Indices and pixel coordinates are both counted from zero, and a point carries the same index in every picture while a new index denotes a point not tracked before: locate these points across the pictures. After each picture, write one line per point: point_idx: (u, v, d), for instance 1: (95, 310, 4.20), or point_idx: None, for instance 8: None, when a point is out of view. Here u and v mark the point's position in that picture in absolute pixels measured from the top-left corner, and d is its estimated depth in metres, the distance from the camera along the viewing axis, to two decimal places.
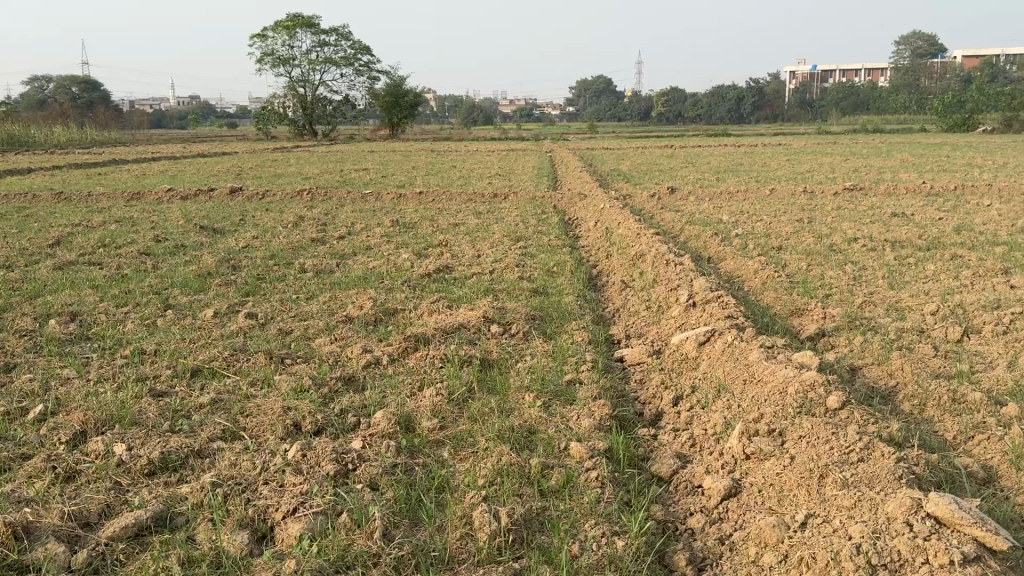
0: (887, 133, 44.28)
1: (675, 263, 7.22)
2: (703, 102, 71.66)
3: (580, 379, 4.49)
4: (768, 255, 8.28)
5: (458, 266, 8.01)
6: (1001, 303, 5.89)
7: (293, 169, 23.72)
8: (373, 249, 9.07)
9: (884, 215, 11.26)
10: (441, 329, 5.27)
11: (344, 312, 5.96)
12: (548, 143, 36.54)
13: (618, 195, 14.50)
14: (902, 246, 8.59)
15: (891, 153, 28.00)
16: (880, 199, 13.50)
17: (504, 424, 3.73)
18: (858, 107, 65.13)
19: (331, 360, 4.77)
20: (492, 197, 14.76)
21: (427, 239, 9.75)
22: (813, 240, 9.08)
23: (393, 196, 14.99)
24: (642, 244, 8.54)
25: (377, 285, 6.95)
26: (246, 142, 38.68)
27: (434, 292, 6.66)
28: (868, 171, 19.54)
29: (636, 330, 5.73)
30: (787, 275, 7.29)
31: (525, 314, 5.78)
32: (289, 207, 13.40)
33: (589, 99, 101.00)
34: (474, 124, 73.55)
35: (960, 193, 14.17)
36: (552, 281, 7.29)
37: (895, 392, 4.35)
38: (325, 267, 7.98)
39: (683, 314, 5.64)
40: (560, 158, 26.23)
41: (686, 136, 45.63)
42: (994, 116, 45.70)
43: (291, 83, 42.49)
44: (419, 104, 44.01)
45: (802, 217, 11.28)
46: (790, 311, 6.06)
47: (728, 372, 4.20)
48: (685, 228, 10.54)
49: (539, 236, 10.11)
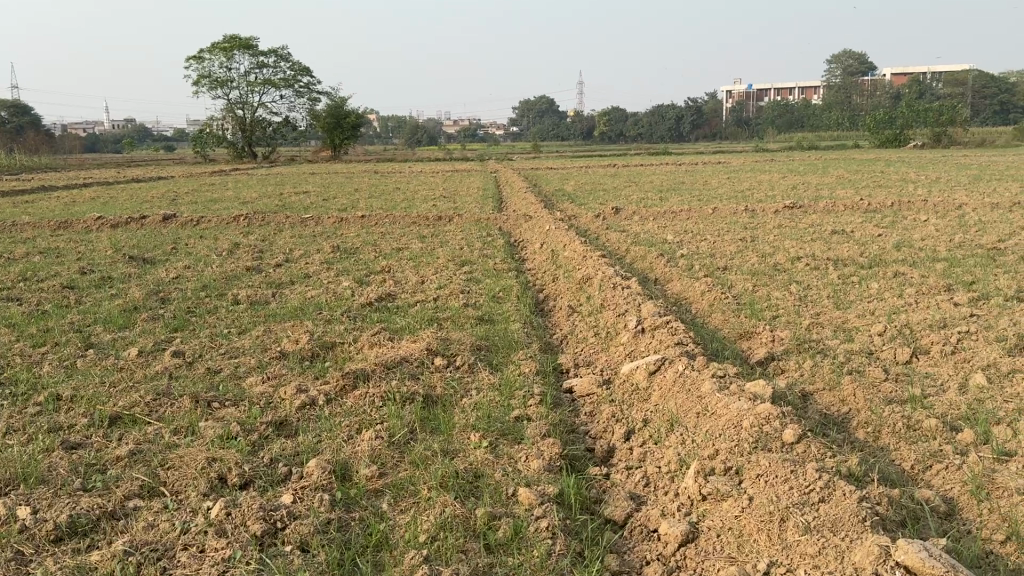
0: (822, 150, 45.40)
1: (621, 287, 7.10)
2: (645, 121, 72.65)
3: (527, 415, 4.30)
4: (714, 276, 8.23)
5: (400, 293, 7.78)
6: (946, 322, 5.88)
7: (232, 193, 23.20)
8: (312, 277, 8.78)
9: (825, 233, 11.36)
10: (382, 363, 5.03)
11: (278, 347, 5.68)
12: (493, 163, 36.49)
13: (563, 216, 14.42)
14: (845, 264, 8.63)
15: (828, 170, 28.58)
16: (820, 216, 13.65)
17: (447, 468, 3.51)
18: (793, 125, 66.75)
19: (261, 403, 4.53)
20: (435, 219, 14.55)
21: (368, 266, 9.49)
22: (758, 260, 9.07)
23: (334, 221, 14.67)
24: (588, 267, 8.42)
25: (315, 316, 6.68)
26: (183, 166, 37.83)
27: (374, 322, 6.42)
28: (807, 188, 19.87)
29: (585, 358, 5.57)
30: (734, 296, 7.23)
31: (470, 344, 5.58)
32: (225, 233, 13.01)
33: (532, 119, 101.67)
34: (418, 144, 73.30)
35: (897, 209, 14.43)
36: (497, 308, 7.10)
37: (849, 419, 4.24)
38: (261, 298, 7.68)
39: (632, 340, 5.49)
40: (505, 179, 26.20)
41: (629, 154, 46.06)
42: (923, 132, 47.20)
43: (230, 106, 41.77)
44: (362, 125, 43.65)
45: (745, 235, 11.32)
46: (739, 334, 5.97)
47: (681, 404, 4.05)
48: (630, 249, 10.47)
49: (484, 259, 9.93)
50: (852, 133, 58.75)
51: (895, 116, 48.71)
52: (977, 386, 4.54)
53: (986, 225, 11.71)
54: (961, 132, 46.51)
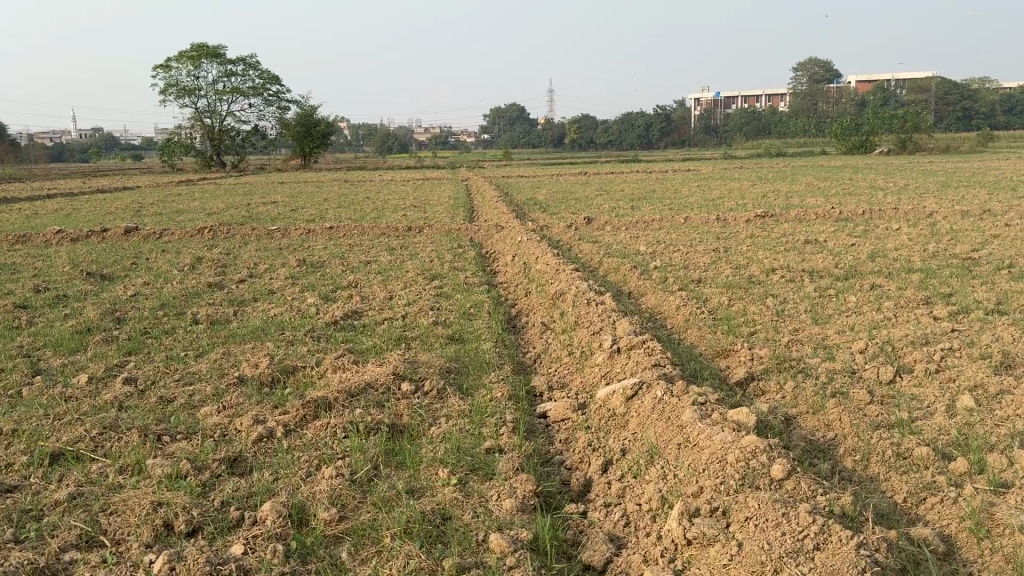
0: (790, 157, 45.83)
1: (595, 302, 6.90)
2: (615, 129, 72.91)
3: (498, 445, 4.07)
4: (689, 289, 8.06)
5: (367, 310, 7.51)
6: (928, 338, 5.74)
7: (197, 204, 22.70)
8: (276, 293, 8.48)
9: (799, 243, 11.27)
10: (345, 390, 4.76)
11: (235, 372, 5.38)
12: (463, 171, 36.30)
13: (535, 226, 14.22)
14: (821, 276, 8.51)
15: (798, 177, 28.73)
16: (793, 224, 13.59)
17: (412, 511, 3.27)
18: (761, 132, 67.35)
19: (214, 437, 4.26)
20: (405, 230, 14.28)
21: (335, 280, 9.20)
22: (733, 272, 8.93)
23: (302, 232, 14.34)
24: (561, 280, 8.21)
25: (277, 336, 6.39)
26: (149, 176, 37.17)
27: (339, 342, 6.15)
28: (777, 196, 19.88)
29: (559, 380, 5.34)
30: (710, 310, 7.05)
31: (439, 366, 5.33)
32: (188, 247, 12.63)
33: (503, 127, 101.69)
34: (389, 152, 72.82)
35: (868, 218, 14.41)
36: (467, 326, 6.86)
37: (835, 446, 4.07)
38: (221, 317, 7.37)
39: (608, 360, 5.27)
40: (476, 188, 25.96)
41: (600, 161, 46.08)
42: (889, 138, 47.80)
43: (197, 114, 41.16)
44: (331, 133, 43.21)
45: (719, 246, 11.19)
46: (717, 351, 5.78)
47: (660, 433, 3.83)
48: (603, 261, 10.28)
49: (454, 273, 9.68)
50: (820, 140, 59.39)
51: (861, 123, 49.32)
52: (965, 408, 4.39)
53: (958, 234, 11.69)
54: (926, 138, 47.19)
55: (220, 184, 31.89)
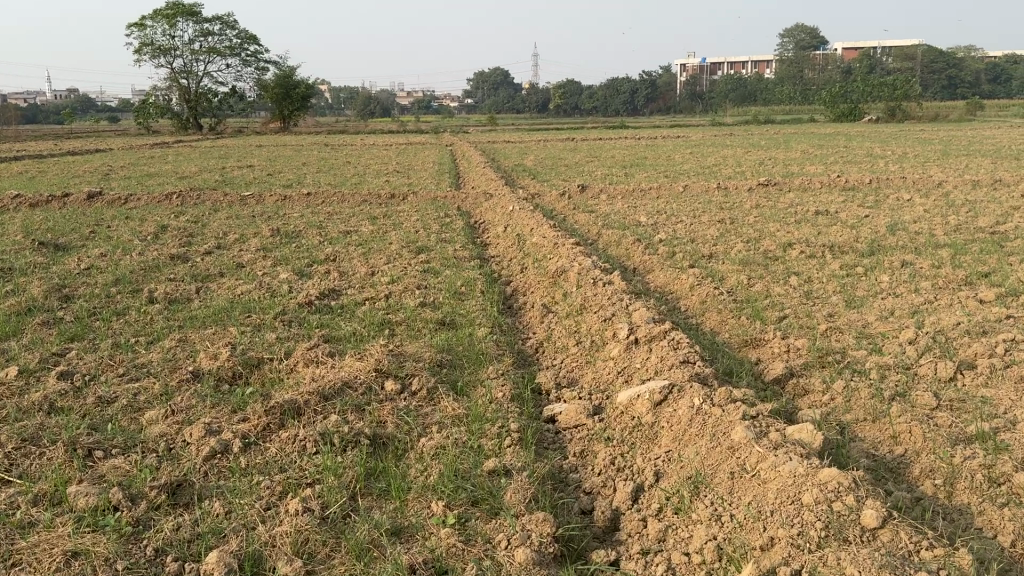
0: (779, 125, 45.04)
1: (603, 282, 6.16)
2: (601, 94, 71.80)
3: (503, 465, 3.35)
4: (702, 266, 7.34)
5: (346, 288, 6.74)
6: (983, 326, 5.07)
7: (169, 168, 21.66)
8: (245, 267, 7.69)
9: (808, 214, 10.56)
10: (317, 390, 4.02)
11: (189, 367, 4.61)
12: (448, 136, 35.28)
13: (526, 194, 13.43)
14: (843, 251, 7.81)
15: (791, 144, 28.00)
16: (797, 194, 12.88)
17: (399, 568, 2.54)
18: (748, 98, 66.46)
19: (156, 454, 3.51)
20: (388, 198, 13.44)
21: (312, 253, 8.40)
22: (746, 246, 8.22)
23: (277, 199, 13.45)
24: (560, 256, 7.46)
25: (243, 319, 5.63)
26: (124, 137, 35.92)
27: (313, 327, 5.39)
28: (774, 164, 19.15)
29: (568, 376, 4.62)
30: (729, 291, 6.34)
31: (429, 359, 4.59)
32: (154, 214, 11.74)
33: (487, 92, 100.39)
34: (371, 116, 71.33)
35: (875, 188, 13.73)
36: (459, 308, 6.11)
37: (907, 466, 3.38)
38: (181, 296, 6.56)
39: (624, 352, 4.56)
40: (461, 153, 25.01)
41: (586, 127, 45.15)
42: (879, 106, 47.12)
43: (173, 74, 39.75)
44: (312, 96, 41.93)
45: (724, 217, 10.47)
46: (745, 342, 5.09)
47: (705, 455, 3.11)
48: (602, 233, 9.54)
49: (442, 246, 8.90)
50: (808, 107, 58.75)
51: (851, 91, 48.68)
52: None
53: (975, 206, 11.02)
54: (915, 107, 46.63)
55: (197, 146, 30.83)
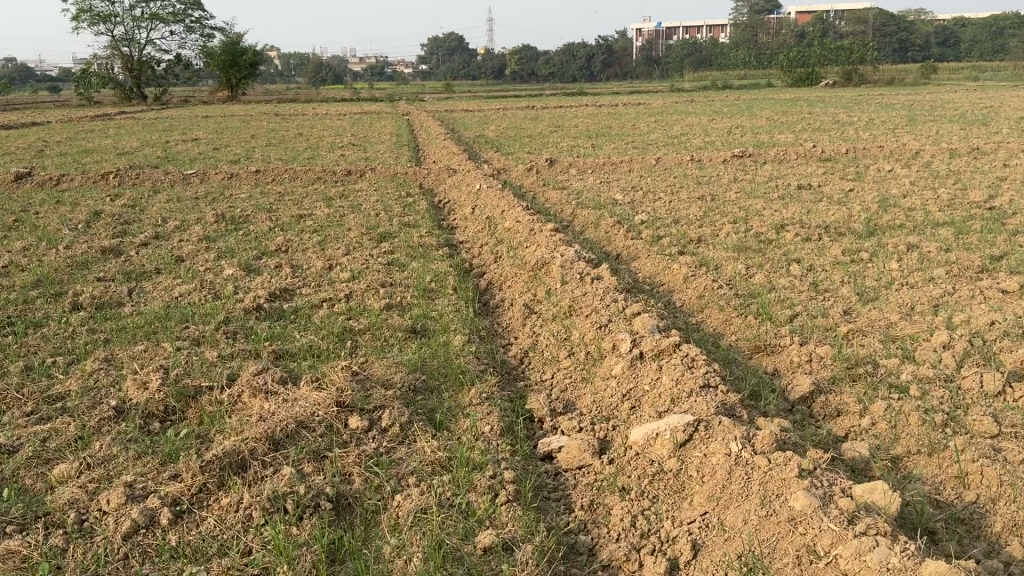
0: (737, 90, 44.59)
1: (590, 278, 5.51)
2: (557, 60, 70.74)
3: (499, 538, 2.70)
4: (692, 253, 6.71)
5: (299, 287, 5.99)
6: (1021, 325, 4.54)
7: (108, 143, 20.42)
8: (186, 262, 6.90)
9: (791, 189, 10.02)
10: (266, 432, 3.31)
11: (113, 399, 3.86)
12: (404, 104, 34.18)
13: (491, 169, 12.69)
14: (840, 233, 7.25)
15: (754, 110, 27.54)
16: (774, 166, 12.34)
17: None
18: (704, 63, 65.88)
19: (62, 532, 2.79)
20: (344, 174, 12.60)
21: (261, 244, 7.61)
22: (735, 228, 7.62)
23: (224, 178, 12.52)
24: (538, 244, 6.78)
25: (181, 331, 4.88)
26: (62, 109, 34.14)
27: (261, 342, 4.67)
28: (742, 133, 18.62)
29: (562, 398, 3.97)
30: (728, 284, 5.73)
31: (401, 383, 3.91)
32: (87, 198, 10.77)
33: (441, 58, 98.62)
34: (323, 84, 69.37)
35: (853, 158, 13.26)
36: (430, 309, 5.42)
37: (986, 520, 2.82)
38: (111, 301, 5.75)
39: (628, 369, 3.93)
40: (418, 123, 24.04)
41: (543, 93, 44.17)
42: (836, 70, 46.92)
43: (112, 42, 37.85)
44: (260, 63, 40.30)
45: (704, 193, 9.87)
46: (759, 350, 4.50)
47: (755, 526, 2.50)
48: (577, 214, 8.89)
49: (405, 232, 8.16)
50: (764, 71, 58.56)
51: (809, 55, 48.43)
52: None
53: (961, 177, 10.57)
54: (871, 70, 46.56)
55: (140, 119, 29.40)
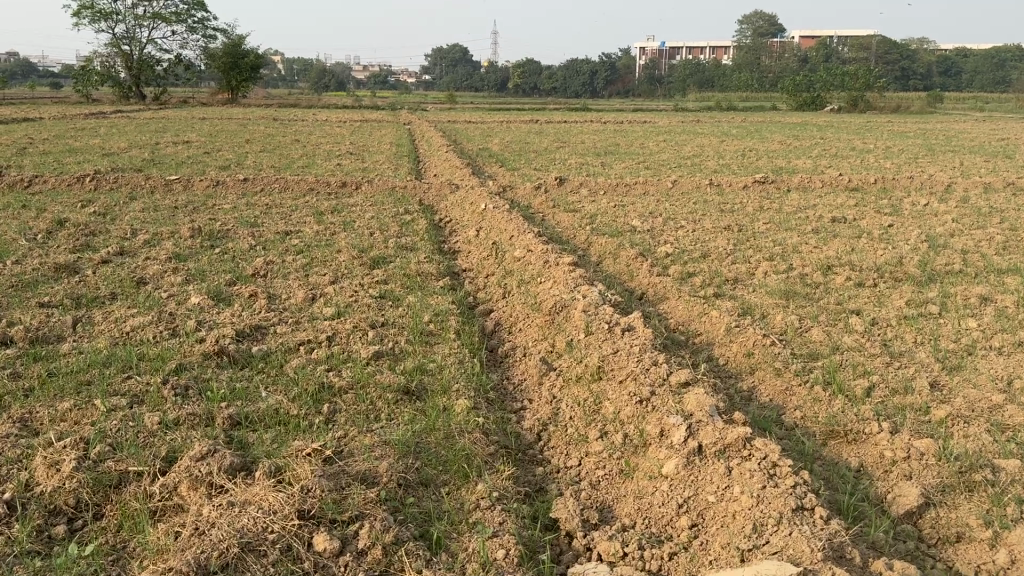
0: (742, 111, 43.95)
1: (620, 328, 4.63)
2: (560, 75, 70.21)
3: None
4: (731, 296, 5.85)
5: (274, 324, 5.10)
6: None
7: (95, 142, 19.51)
8: (147, 286, 6.01)
9: (824, 221, 9.19)
10: (197, 560, 2.41)
11: (9, 484, 2.96)
12: (404, 113, 33.34)
13: (496, 186, 11.84)
14: (896, 277, 6.39)
15: (763, 133, 26.77)
16: (798, 194, 11.51)
17: None
18: (706, 83, 65.28)
19: None
20: (338, 185, 11.74)
21: (236, 265, 6.72)
22: (773, 266, 6.75)
23: (209, 186, 11.63)
24: (554, 279, 5.91)
25: (122, 383, 3.99)
26: (57, 105, 33.19)
27: (217, 405, 3.76)
28: (757, 156, 17.79)
29: (596, 499, 3.06)
30: (781, 340, 4.85)
31: (387, 476, 3.01)
32: (57, 203, 9.87)
33: (444, 68, 98.17)
34: (327, 90, 68.80)
35: (883, 189, 12.42)
36: (428, 359, 4.54)
37: None
38: (50, 335, 4.86)
39: (685, 466, 3.01)
40: (418, 134, 23.18)
41: (547, 109, 43.48)
42: (841, 95, 46.33)
43: (114, 40, 37.07)
44: (262, 66, 39.43)
45: (730, 223, 9.01)
46: (837, 440, 3.62)
47: None
48: (593, 241, 8.03)
49: (401, 255, 7.28)
50: (768, 93, 58.02)
51: (815, 80, 47.77)
52: None
53: (1007, 215, 9.75)
54: (878, 97, 45.97)
55: (134, 118, 28.47)
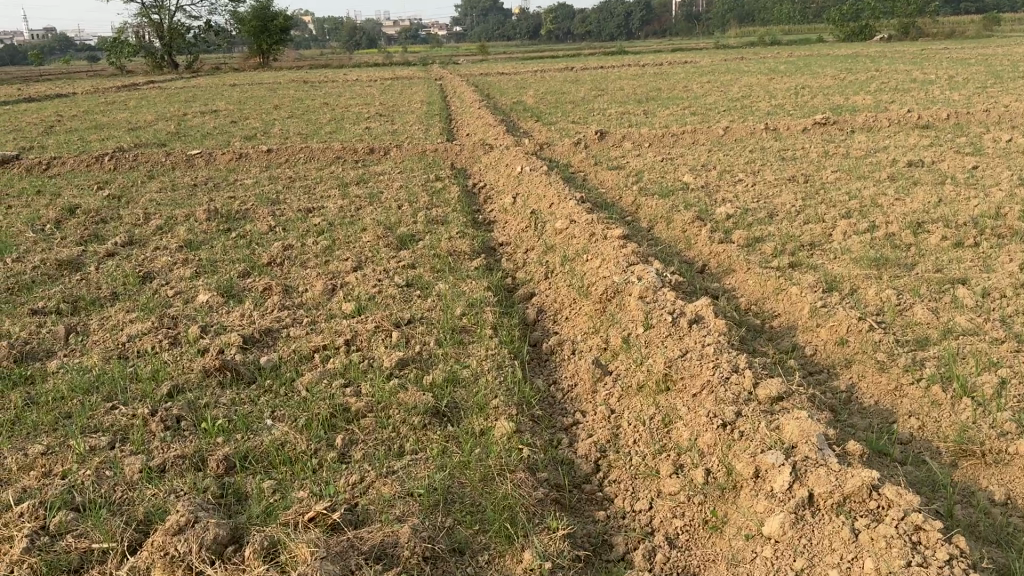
0: (786, 45, 42.01)
1: (688, 320, 3.91)
2: (594, 18, 68.13)
3: None
4: (809, 266, 5.08)
5: (287, 325, 4.47)
6: None
7: (121, 117, 19.01)
8: (152, 283, 5.42)
9: (899, 167, 8.27)
10: None
11: None
12: (436, 69, 32.36)
13: (533, 144, 11.05)
14: (999, 233, 5.54)
15: (813, 69, 25.33)
16: (864, 136, 10.52)
17: None
18: (745, 19, 62.69)
19: None
20: (366, 152, 11.06)
21: (252, 253, 6.11)
22: (851, 224, 5.94)
23: (232, 159, 11.02)
24: (604, 255, 5.19)
25: (103, 416, 3.39)
26: (90, 79, 32.86)
27: (211, 442, 3.15)
28: (810, 94, 16.62)
29: (676, 563, 2.40)
30: (879, 323, 4.09)
31: (409, 550, 2.38)
32: (72, 187, 9.36)
33: (475, 19, 96.23)
34: (359, 48, 67.76)
35: (956, 125, 11.35)
36: (462, 365, 3.88)
37: None
38: (37, 350, 4.29)
39: (792, 524, 2.34)
40: (451, 89, 22.35)
41: (583, 55, 41.98)
42: (891, 23, 43.99)
43: (143, 9, 36.56)
44: (292, 28, 38.60)
45: (793, 175, 8.13)
46: (970, 465, 2.91)
47: None
48: (643, 204, 7.26)
49: (432, 231, 6.61)
50: (811, 25, 55.47)
51: (862, 8, 45.40)
52: None
53: None
54: (929, 23, 43.54)
55: (165, 89, 28.00)
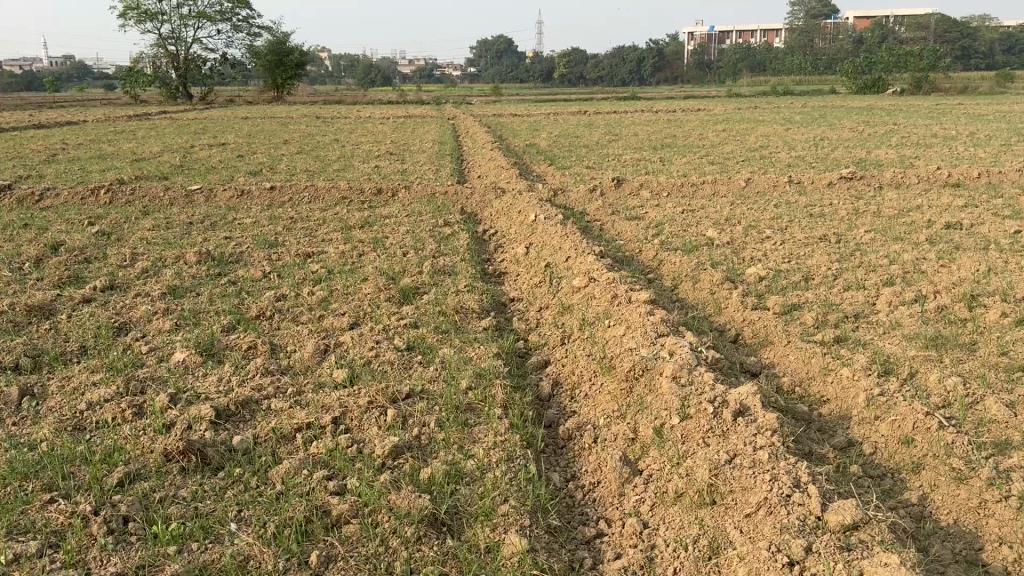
0: (798, 96, 41.81)
1: (731, 410, 3.37)
2: (606, 63, 68.40)
3: None
4: (858, 342, 4.54)
5: (269, 395, 3.94)
6: None
7: (128, 147, 18.67)
8: (125, 336, 4.90)
9: (936, 228, 7.75)
10: None
11: None
12: (448, 108, 32.19)
13: (547, 189, 10.59)
14: None
15: (829, 119, 24.93)
16: (893, 193, 10.00)
17: None
18: (756, 68, 62.72)
19: None
20: (372, 192, 10.61)
21: (240, 303, 5.59)
22: (898, 293, 5.41)
23: (233, 196, 10.56)
24: (627, 322, 4.67)
25: (36, 512, 2.85)
26: (103, 108, 32.70)
27: (159, 554, 2.61)
28: (831, 146, 16.17)
29: None
30: (950, 418, 3.54)
31: None
32: (62, 221, 8.88)
33: (488, 60, 96.94)
34: (371, 84, 67.95)
35: (988, 184, 10.86)
36: (466, 454, 3.33)
37: None
38: None
39: None
40: (464, 129, 22.02)
41: (595, 99, 41.84)
42: (904, 77, 43.84)
43: (159, 41, 36.60)
44: (306, 63, 38.60)
45: (824, 233, 7.61)
46: None
47: None
48: (665, 260, 6.74)
49: (438, 283, 6.10)
50: (823, 77, 55.46)
51: (875, 62, 45.29)
52: None
53: None
54: (942, 78, 43.37)
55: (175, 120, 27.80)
